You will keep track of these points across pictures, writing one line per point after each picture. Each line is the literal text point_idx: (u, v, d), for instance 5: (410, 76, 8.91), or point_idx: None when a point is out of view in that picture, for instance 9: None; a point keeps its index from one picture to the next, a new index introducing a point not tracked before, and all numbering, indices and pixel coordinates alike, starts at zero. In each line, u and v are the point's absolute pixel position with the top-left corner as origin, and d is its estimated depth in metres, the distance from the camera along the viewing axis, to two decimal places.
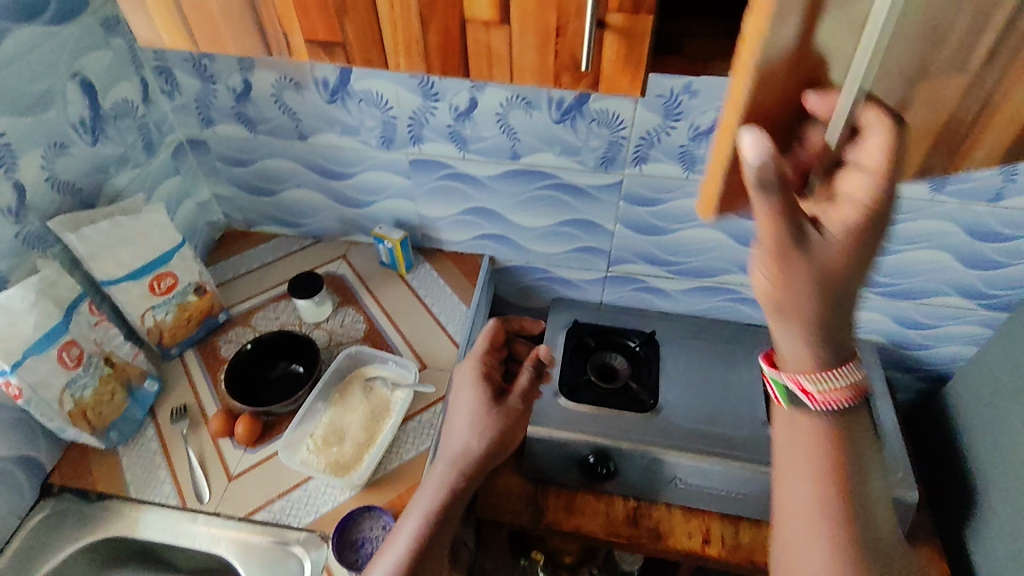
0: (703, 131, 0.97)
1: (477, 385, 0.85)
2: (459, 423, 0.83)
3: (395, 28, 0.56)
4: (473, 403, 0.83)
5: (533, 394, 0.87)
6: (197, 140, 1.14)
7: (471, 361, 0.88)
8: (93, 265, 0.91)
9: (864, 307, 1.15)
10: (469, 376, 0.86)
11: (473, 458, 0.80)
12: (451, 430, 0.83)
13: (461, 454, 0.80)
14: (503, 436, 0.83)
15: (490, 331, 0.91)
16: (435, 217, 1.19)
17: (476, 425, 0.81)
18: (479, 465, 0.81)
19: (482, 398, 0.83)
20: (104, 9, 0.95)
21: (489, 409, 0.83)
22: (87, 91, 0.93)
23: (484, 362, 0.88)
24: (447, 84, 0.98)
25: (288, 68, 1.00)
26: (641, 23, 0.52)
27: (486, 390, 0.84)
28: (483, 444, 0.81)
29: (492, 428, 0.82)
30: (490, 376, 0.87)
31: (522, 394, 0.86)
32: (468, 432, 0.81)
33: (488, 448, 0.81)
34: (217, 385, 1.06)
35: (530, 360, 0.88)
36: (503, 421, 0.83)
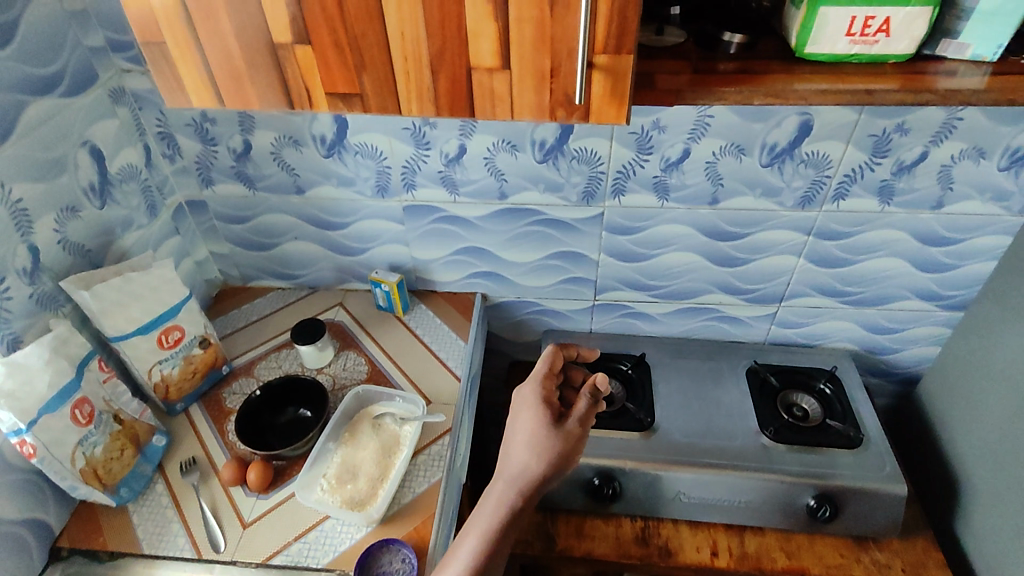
0: (673, 162, 1.07)
1: (537, 408, 0.85)
2: (518, 444, 0.83)
3: (408, 79, 0.64)
4: (533, 425, 0.84)
5: (592, 418, 0.85)
6: (196, 200, 1.19)
7: (532, 382, 0.90)
8: (104, 320, 0.94)
9: (834, 316, 1.28)
10: (530, 399, 0.87)
11: (531, 479, 0.81)
12: (510, 450, 0.84)
13: (519, 475, 0.81)
14: (563, 459, 0.82)
15: (550, 355, 0.92)
16: (428, 259, 1.25)
17: (536, 447, 0.81)
18: (537, 487, 0.81)
19: (543, 420, 0.84)
20: (112, 82, 1.01)
21: (550, 432, 0.83)
22: (97, 158, 0.98)
23: (545, 385, 0.89)
24: (438, 133, 1.06)
25: (288, 127, 1.07)
26: (623, 61, 0.60)
27: (546, 412, 0.85)
28: (542, 467, 0.81)
29: (553, 449, 0.81)
30: (549, 399, 0.87)
31: (580, 419, 0.85)
32: (528, 453, 0.81)
33: (547, 470, 0.81)
34: (225, 435, 1.06)
35: (587, 386, 0.87)
36: (563, 444, 0.82)
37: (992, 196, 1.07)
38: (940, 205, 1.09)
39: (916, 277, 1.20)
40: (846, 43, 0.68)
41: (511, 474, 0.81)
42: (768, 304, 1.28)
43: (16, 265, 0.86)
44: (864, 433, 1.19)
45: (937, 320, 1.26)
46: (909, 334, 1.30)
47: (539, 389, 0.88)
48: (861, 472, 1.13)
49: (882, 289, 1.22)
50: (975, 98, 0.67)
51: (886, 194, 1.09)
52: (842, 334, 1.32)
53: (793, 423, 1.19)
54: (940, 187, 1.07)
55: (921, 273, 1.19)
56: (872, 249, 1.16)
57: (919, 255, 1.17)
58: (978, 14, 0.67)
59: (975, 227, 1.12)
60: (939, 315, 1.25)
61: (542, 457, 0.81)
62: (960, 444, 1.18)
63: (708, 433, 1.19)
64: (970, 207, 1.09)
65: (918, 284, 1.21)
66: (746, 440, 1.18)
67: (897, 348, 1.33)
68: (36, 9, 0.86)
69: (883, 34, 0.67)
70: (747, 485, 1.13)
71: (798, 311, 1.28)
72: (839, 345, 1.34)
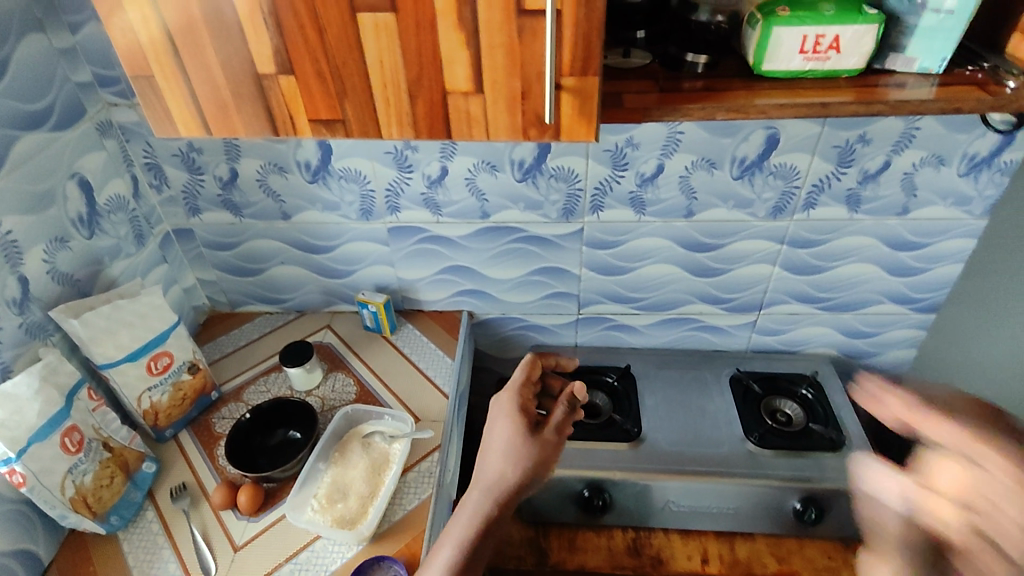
0: (648, 177, 1.11)
1: (513, 417, 0.88)
2: (494, 453, 0.85)
3: (387, 104, 0.67)
4: (509, 434, 0.86)
5: (567, 427, 0.89)
6: (184, 229, 1.21)
7: (508, 392, 0.92)
8: (93, 348, 0.95)
9: (812, 322, 1.31)
10: (506, 408, 0.89)
11: (506, 487, 0.83)
12: (486, 459, 0.86)
13: (495, 483, 0.83)
14: (538, 466, 0.85)
15: (526, 365, 0.96)
16: (414, 279, 1.27)
17: (511, 455, 0.84)
18: (512, 494, 0.83)
19: (519, 428, 0.86)
20: (100, 115, 1.03)
21: (525, 440, 0.86)
22: (85, 189, 1.00)
23: (521, 395, 0.91)
24: (419, 156, 1.10)
25: (273, 155, 1.10)
26: (589, 83, 0.64)
27: (523, 421, 0.87)
28: (517, 474, 0.83)
29: (528, 456, 0.84)
30: (526, 408, 0.90)
31: (556, 428, 0.88)
32: (503, 462, 0.84)
33: (523, 478, 0.84)
34: (215, 459, 1.07)
35: (564, 396, 0.92)
36: (537, 452, 0.85)
37: (954, 200, 1.12)
38: (906, 211, 1.14)
39: (888, 281, 1.24)
40: (800, 60, 0.72)
41: (487, 482, 0.83)
42: (747, 313, 1.31)
43: (6, 297, 0.87)
44: (846, 436, 1.21)
45: (910, 323, 1.30)
46: (885, 338, 1.33)
47: (515, 398, 0.91)
48: (845, 474, 1.15)
49: (856, 294, 1.26)
50: (924, 108, 0.71)
51: (854, 202, 1.13)
52: (821, 339, 1.35)
53: (777, 428, 1.21)
54: (904, 194, 1.11)
55: (892, 277, 1.23)
56: (843, 255, 1.20)
57: (888, 260, 1.21)
58: (920, 31, 0.72)
59: (940, 231, 1.16)
60: (912, 318, 1.29)
61: (517, 465, 0.84)
62: None
63: (695, 441, 1.21)
64: (934, 212, 1.14)
65: (890, 288, 1.25)
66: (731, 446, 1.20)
67: (875, 351, 1.36)
68: (25, 48, 0.88)
69: (834, 51, 0.72)
70: (734, 491, 1.14)
71: (777, 319, 1.32)
72: (819, 351, 1.38)
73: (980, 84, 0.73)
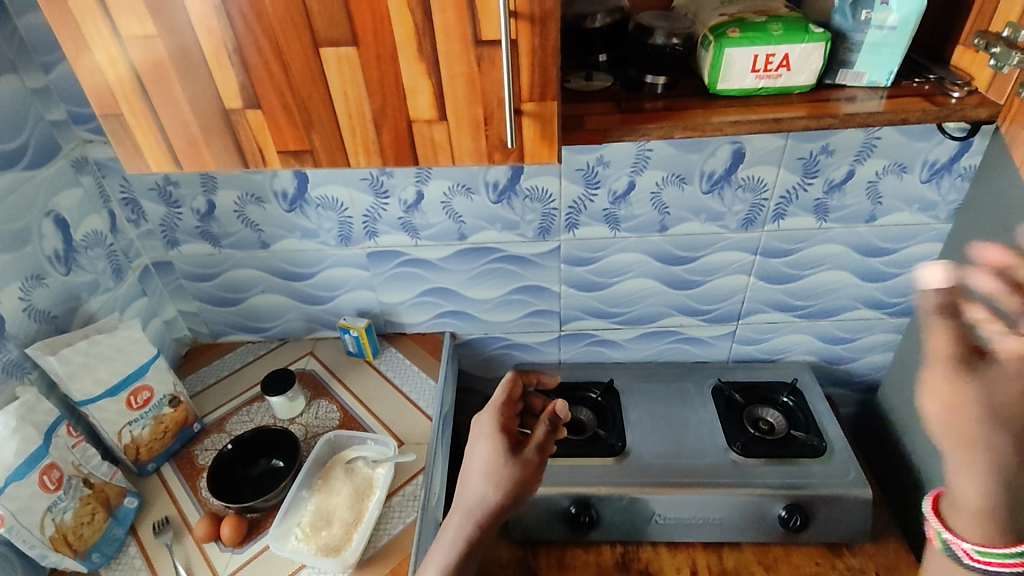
0: (620, 195, 1.13)
1: (493, 436, 0.88)
2: (474, 475, 0.85)
3: (353, 134, 0.68)
4: (489, 454, 0.86)
5: (549, 445, 0.88)
6: (163, 261, 1.21)
7: (490, 411, 0.92)
8: (71, 385, 0.95)
9: (790, 330, 1.33)
10: (487, 428, 0.89)
11: (489, 510, 0.83)
12: (467, 482, 0.86)
13: (477, 505, 0.83)
14: (521, 486, 0.84)
15: (507, 383, 0.96)
16: (395, 303, 1.28)
17: (492, 476, 0.84)
18: (495, 517, 0.83)
19: (500, 449, 0.86)
20: (75, 152, 1.05)
21: (506, 460, 0.85)
22: (61, 226, 1.01)
23: (501, 413, 0.91)
24: (395, 182, 1.12)
25: (249, 186, 1.11)
26: (548, 107, 0.66)
27: (504, 441, 0.87)
28: (499, 496, 0.83)
29: (510, 478, 0.84)
30: (506, 427, 0.90)
31: (538, 446, 0.88)
32: (484, 483, 0.84)
33: (505, 499, 0.83)
34: (198, 491, 1.06)
35: (546, 413, 0.91)
36: (520, 472, 0.84)
37: (919, 206, 1.15)
38: (873, 218, 1.16)
39: (861, 287, 1.26)
40: (753, 79, 0.75)
41: (468, 505, 0.83)
42: (726, 323, 1.33)
43: None
44: (828, 441, 1.22)
45: (887, 327, 1.33)
46: (863, 343, 1.35)
47: (496, 418, 0.90)
48: (829, 479, 1.16)
49: (830, 301, 1.28)
50: (872, 120, 0.74)
51: (822, 211, 1.16)
52: (800, 347, 1.37)
53: (760, 436, 1.22)
54: (870, 202, 1.14)
55: (865, 283, 1.25)
56: (816, 263, 1.23)
57: (860, 266, 1.23)
58: (866, 47, 0.75)
59: (907, 237, 1.19)
60: (887, 322, 1.32)
61: (497, 487, 0.83)
62: (919, 444, 1.22)
63: (680, 453, 1.22)
64: (900, 218, 1.16)
65: (864, 294, 1.27)
66: (716, 455, 1.21)
67: (854, 357, 1.38)
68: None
69: (785, 68, 0.74)
70: (720, 501, 1.15)
71: (755, 328, 1.34)
72: (800, 358, 1.39)
73: (926, 95, 0.76)
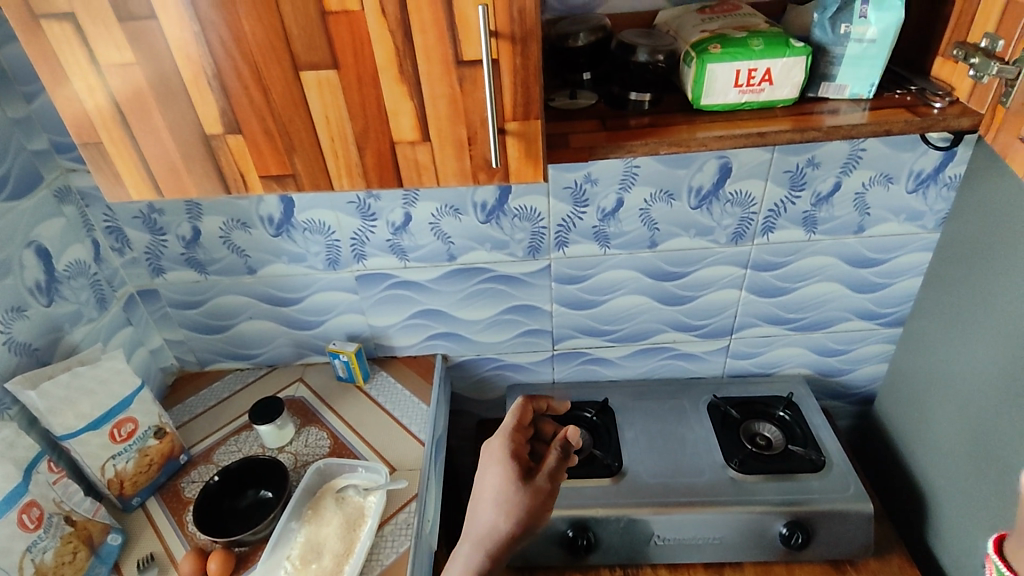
0: (609, 212, 1.13)
1: (503, 464, 0.85)
2: (484, 502, 0.84)
3: (336, 157, 0.68)
4: (499, 482, 0.84)
5: (561, 473, 0.86)
6: (148, 290, 1.20)
7: (499, 438, 0.90)
8: (52, 419, 0.93)
9: (784, 343, 1.32)
10: (497, 454, 0.87)
11: (498, 539, 0.81)
12: (478, 509, 0.84)
13: (487, 535, 0.81)
14: (532, 517, 0.82)
15: (518, 409, 0.92)
16: (386, 326, 1.27)
17: (502, 505, 0.82)
18: (504, 547, 0.82)
19: (510, 476, 0.84)
20: (57, 182, 1.03)
21: (517, 489, 0.83)
22: (43, 257, 0.99)
23: (513, 440, 0.88)
24: (382, 204, 1.11)
25: (235, 211, 1.10)
26: (532, 126, 0.66)
27: (513, 468, 0.85)
28: (510, 525, 0.81)
29: (520, 507, 0.82)
30: (517, 454, 0.87)
31: (549, 474, 0.85)
32: (495, 511, 0.82)
33: (516, 528, 0.82)
34: (184, 525, 1.03)
35: (558, 438, 0.88)
36: (530, 501, 0.82)
37: (906, 216, 1.15)
38: (862, 229, 1.16)
39: (853, 298, 1.26)
40: (735, 94, 0.75)
41: (477, 535, 0.82)
42: (719, 337, 1.32)
43: None
44: (826, 455, 1.21)
45: (880, 338, 1.32)
46: (857, 354, 1.35)
47: (506, 444, 0.88)
48: (829, 494, 1.14)
49: (822, 313, 1.28)
50: (855, 131, 0.74)
51: (811, 223, 1.16)
52: (795, 360, 1.36)
53: (758, 452, 1.21)
54: (858, 213, 1.14)
55: (857, 294, 1.25)
56: (808, 275, 1.22)
57: (851, 278, 1.23)
58: (847, 60, 0.75)
59: (897, 247, 1.19)
60: (881, 333, 1.31)
61: (508, 516, 0.81)
62: (918, 456, 1.21)
63: (677, 471, 1.20)
64: (889, 228, 1.17)
65: (857, 305, 1.27)
66: (713, 473, 1.19)
67: (849, 368, 1.37)
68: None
69: (767, 83, 0.75)
70: (719, 520, 1.13)
71: (749, 342, 1.33)
72: (795, 371, 1.38)
73: (908, 106, 0.76)
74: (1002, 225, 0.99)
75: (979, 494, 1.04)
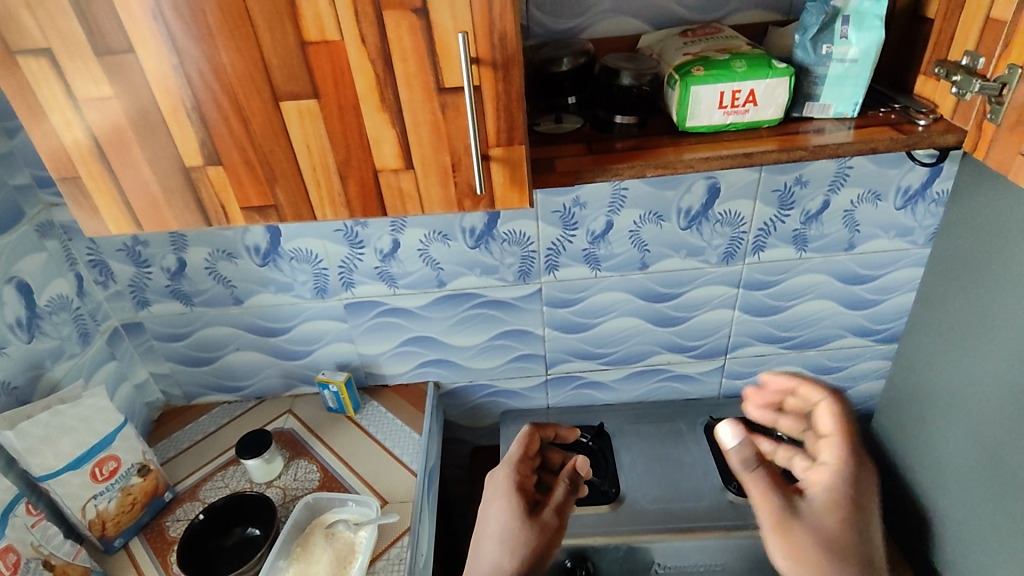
0: (598, 234, 1.12)
1: (509, 496, 0.84)
2: (489, 539, 0.80)
3: (319, 186, 0.67)
4: (504, 517, 0.81)
5: (568, 508, 0.85)
6: (132, 323, 1.18)
7: (503, 469, 0.89)
8: (31, 460, 0.90)
9: (779, 362, 1.31)
10: (502, 486, 0.86)
11: None
12: (482, 548, 0.80)
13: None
14: (539, 554, 0.79)
15: (523, 440, 0.92)
16: (376, 354, 1.25)
17: (505, 540, 0.79)
18: None
19: (515, 509, 0.82)
20: (39, 217, 1.02)
21: (521, 523, 0.81)
22: (24, 293, 0.97)
23: (518, 471, 0.88)
24: (370, 232, 1.10)
25: (221, 242, 1.09)
26: (516, 151, 0.65)
27: (519, 501, 0.83)
28: (516, 563, 0.77)
29: (526, 544, 0.79)
30: (523, 487, 0.86)
31: (557, 508, 0.84)
32: (500, 549, 0.78)
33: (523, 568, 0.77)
34: (168, 566, 1.00)
35: (566, 472, 0.90)
36: (537, 536, 0.80)
37: (896, 232, 1.15)
38: (852, 246, 1.16)
39: (847, 315, 1.25)
40: (720, 115, 0.75)
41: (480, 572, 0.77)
42: (714, 358, 1.31)
43: None
44: None
45: (875, 354, 1.31)
46: (854, 371, 1.34)
47: (510, 475, 0.87)
48: None
49: (817, 331, 1.27)
50: (842, 150, 0.73)
51: (801, 242, 1.15)
52: None
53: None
54: (847, 231, 1.14)
55: (850, 311, 1.24)
56: (800, 293, 1.22)
57: (844, 295, 1.22)
58: (830, 79, 0.75)
59: (888, 263, 1.19)
60: (876, 349, 1.30)
61: (513, 553, 0.78)
62: (920, 474, 1.19)
63: (676, 496, 1.17)
64: (879, 245, 1.16)
65: (850, 322, 1.26)
66: (712, 496, 1.16)
67: (846, 386, 1.36)
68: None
69: (752, 104, 0.75)
70: (720, 547, 1.11)
71: (744, 361, 1.31)
72: None
73: (893, 124, 0.76)
74: (991, 240, 0.99)
75: (984, 513, 1.02)
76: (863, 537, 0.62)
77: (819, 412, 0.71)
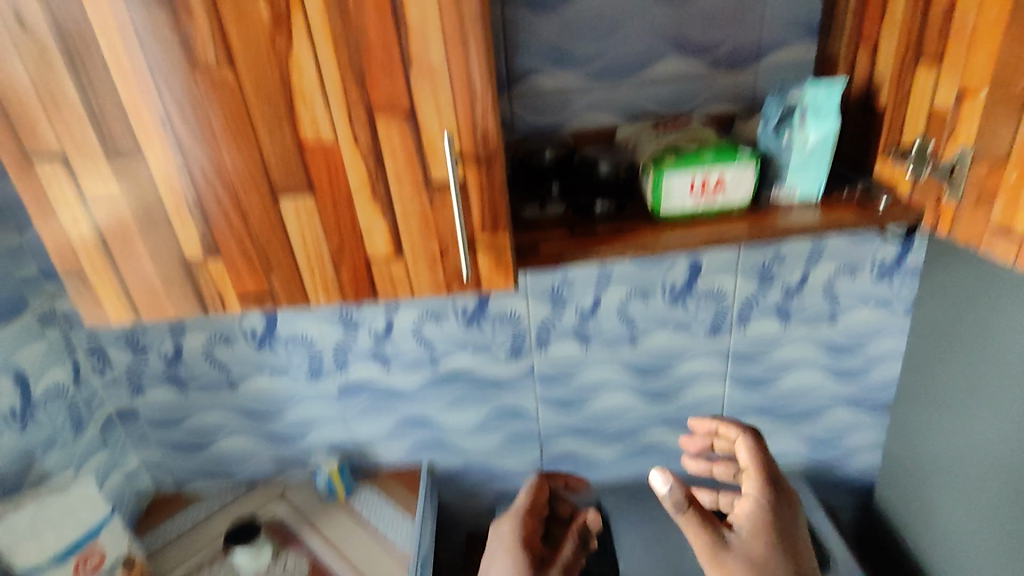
0: (587, 312, 1.15)
1: (513, 551, 0.81)
2: None
3: (313, 273, 0.70)
4: (508, 568, 0.79)
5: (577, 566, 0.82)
6: (127, 410, 1.18)
7: (511, 521, 0.87)
8: (14, 555, 0.87)
9: (774, 436, 1.30)
10: (507, 541, 0.83)
11: None
12: None
13: None
14: None
15: (531, 493, 0.93)
16: (369, 436, 1.24)
17: None
18: None
19: (520, 565, 0.78)
20: (43, 307, 1.04)
21: None
22: (21, 382, 0.98)
23: (525, 523, 0.87)
24: (364, 314, 1.13)
25: (219, 327, 1.11)
26: (501, 237, 0.69)
27: (525, 556, 0.80)
28: None
29: None
30: (529, 543, 0.83)
31: (564, 566, 0.81)
32: None
33: None
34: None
35: (575, 530, 0.89)
36: None
37: (876, 304, 1.18)
38: (836, 318, 1.19)
39: (837, 386, 1.26)
40: (692, 199, 0.80)
41: None
42: None
43: None
44: (832, 553, 1.15)
45: (870, 426, 1.31)
46: (850, 444, 1.33)
47: (517, 528, 0.85)
48: None
49: (809, 402, 1.27)
50: (809, 230, 0.78)
51: (785, 315, 1.18)
52: (788, 452, 1.33)
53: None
54: (829, 303, 1.17)
55: (840, 382, 1.25)
56: (789, 365, 1.23)
57: (833, 366, 1.24)
58: (793, 166, 0.81)
59: (872, 334, 1.21)
60: (870, 420, 1.30)
61: None
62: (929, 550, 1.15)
63: None
64: (861, 316, 1.19)
65: (842, 393, 1.27)
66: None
67: (844, 458, 1.34)
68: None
69: (720, 188, 0.79)
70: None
71: None
72: (789, 464, 1.35)
73: (856, 205, 0.81)
74: (969, 312, 1.01)
75: None
76: (789, 555, 0.76)
77: (739, 448, 0.88)
